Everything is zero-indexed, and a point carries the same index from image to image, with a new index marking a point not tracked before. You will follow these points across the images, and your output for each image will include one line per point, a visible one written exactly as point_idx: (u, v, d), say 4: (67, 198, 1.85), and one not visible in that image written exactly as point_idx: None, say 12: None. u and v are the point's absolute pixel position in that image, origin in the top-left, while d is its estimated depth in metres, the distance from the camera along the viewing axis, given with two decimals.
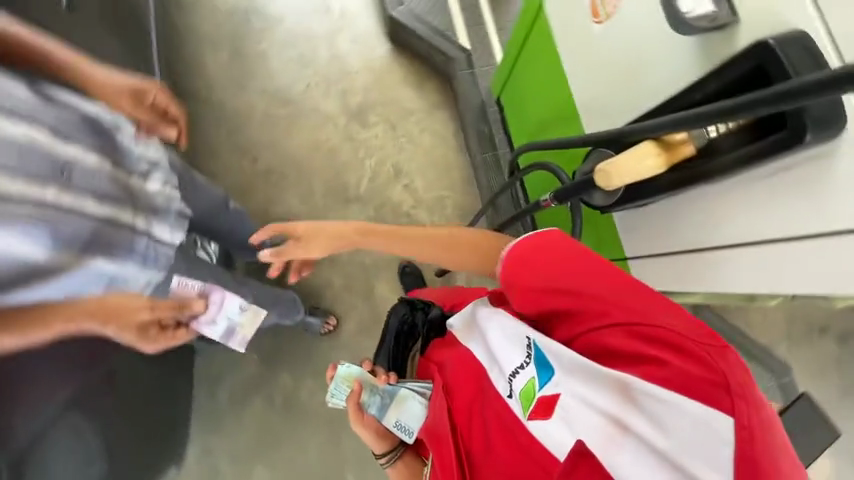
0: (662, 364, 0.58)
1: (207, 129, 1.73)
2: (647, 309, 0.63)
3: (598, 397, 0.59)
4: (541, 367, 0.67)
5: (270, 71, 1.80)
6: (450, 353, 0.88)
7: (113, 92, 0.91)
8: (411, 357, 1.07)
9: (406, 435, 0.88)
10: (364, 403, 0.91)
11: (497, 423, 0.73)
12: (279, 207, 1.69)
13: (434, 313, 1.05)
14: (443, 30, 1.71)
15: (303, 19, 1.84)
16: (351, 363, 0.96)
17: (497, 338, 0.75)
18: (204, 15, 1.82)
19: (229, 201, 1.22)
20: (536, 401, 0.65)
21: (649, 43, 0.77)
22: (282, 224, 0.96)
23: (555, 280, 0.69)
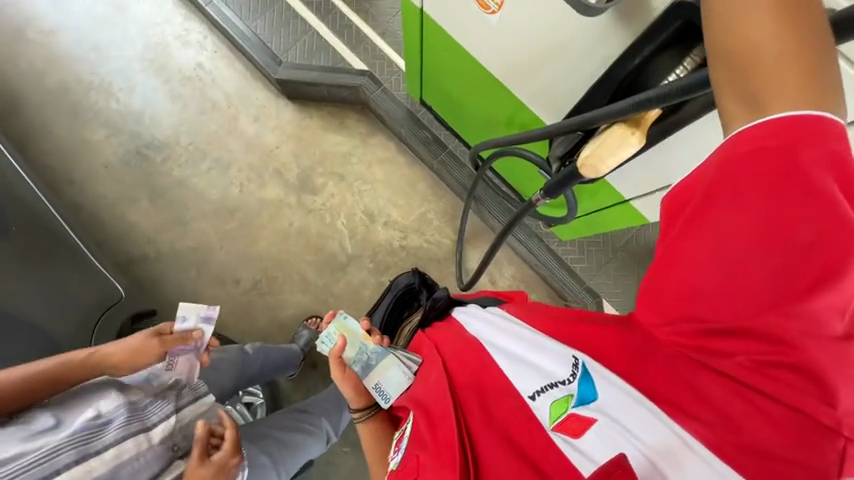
0: (745, 436, 0.53)
1: (175, 279, 1.65)
2: (779, 374, 0.54)
3: (647, 433, 0.55)
4: (583, 382, 0.61)
5: (198, 191, 1.71)
6: (455, 337, 0.74)
7: (135, 349, 0.88)
8: (401, 327, 1.06)
9: (383, 402, 0.74)
10: (349, 359, 0.82)
11: (512, 412, 0.61)
12: (285, 309, 1.65)
13: (441, 294, 0.90)
14: (333, 64, 1.64)
15: (197, 126, 1.74)
16: (350, 317, 0.87)
17: (522, 345, 0.68)
18: (102, 177, 1.71)
19: (245, 347, 1.18)
20: (566, 415, 0.59)
21: (556, 24, 0.71)
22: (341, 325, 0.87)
23: (711, 273, 0.55)
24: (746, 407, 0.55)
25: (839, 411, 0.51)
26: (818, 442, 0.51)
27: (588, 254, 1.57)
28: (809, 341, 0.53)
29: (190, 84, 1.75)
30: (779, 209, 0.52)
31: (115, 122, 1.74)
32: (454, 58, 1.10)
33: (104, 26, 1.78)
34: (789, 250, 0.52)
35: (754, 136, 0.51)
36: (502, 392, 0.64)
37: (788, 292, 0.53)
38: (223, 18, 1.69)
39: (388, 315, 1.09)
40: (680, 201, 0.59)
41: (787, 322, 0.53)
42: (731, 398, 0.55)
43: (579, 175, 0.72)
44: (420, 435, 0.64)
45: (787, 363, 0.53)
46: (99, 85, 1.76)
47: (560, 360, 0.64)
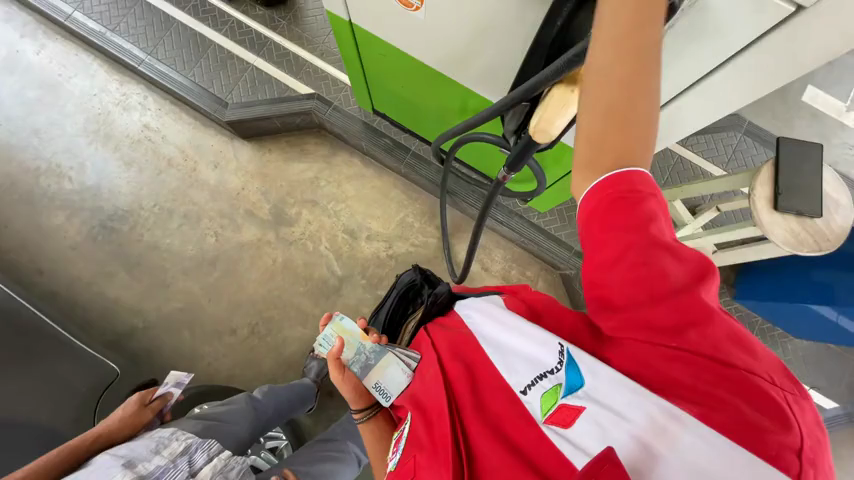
0: (725, 407, 0.49)
1: (169, 343, 1.61)
2: (721, 336, 0.52)
3: (634, 411, 0.51)
4: (569, 369, 0.58)
5: (173, 251, 1.67)
6: (453, 333, 0.70)
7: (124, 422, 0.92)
8: (404, 323, 1.05)
9: (384, 401, 0.71)
10: (347, 360, 0.80)
11: (506, 408, 0.59)
12: (289, 345, 1.62)
13: (442, 290, 0.89)
14: (279, 94, 1.64)
15: (158, 187, 1.71)
16: (346, 317, 0.86)
17: (512, 332, 0.65)
18: (72, 259, 1.66)
19: (253, 393, 1.12)
20: (558, 406, 0.56)
21: (479, 4, 0.72)
22: (338, 326, 0.86)
23: (628, 277, 0.53)
24: (714, 381, 0.51)
25: (761, 364, 0.52)
26: (772, 398, 0.49)
27: (569, 219, 1.59)
28: (719, 313, 0.54)
29: (140, 147, 1.72)
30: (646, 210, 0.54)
31: (72, 202, 1.70)
32: (393, 60, 1.11)
33: (39, 109, 1.74)
34: (669, 248, 0.53)
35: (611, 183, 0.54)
36: (494, 385, 0.62)
37: (688, 278, 0.53)
38: (159, 75, 1.67)
39: (392, 312, 1.09)
40: (596, 216, 0.56)
41: (704, 300, 0.52)
42: (696, 374, 0.51)
43: (535, 142, 0.71)
44: (418, 435, 0.63)
45: (718, 341, 0.52)
46: (48, 168, 1.71)
47: (549, 348, 0.61)
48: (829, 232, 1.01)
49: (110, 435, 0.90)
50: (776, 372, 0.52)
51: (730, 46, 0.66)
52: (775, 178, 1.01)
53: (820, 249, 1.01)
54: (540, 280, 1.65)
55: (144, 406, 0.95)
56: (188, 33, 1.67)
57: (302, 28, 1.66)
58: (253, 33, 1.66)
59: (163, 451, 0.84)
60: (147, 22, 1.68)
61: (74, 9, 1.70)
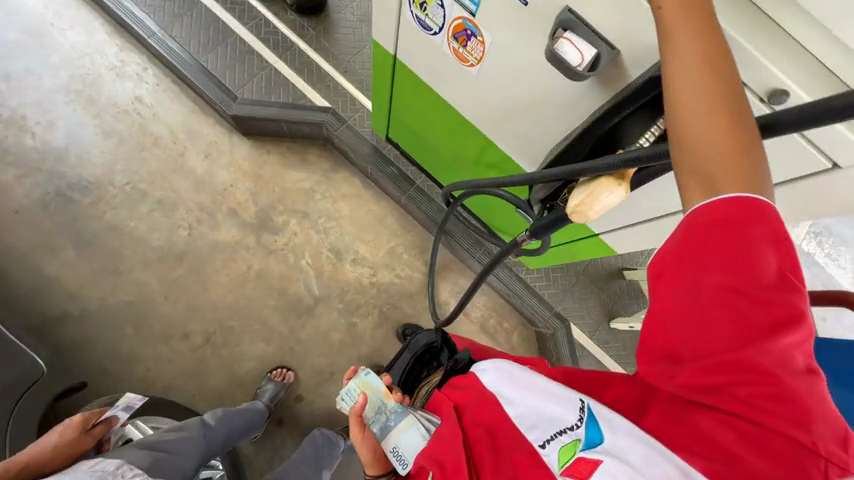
0: (744, 468, 0.47)
1: (107, 339, 1.42)
2: (776, 399, 0.47)
3: (652, 469, 0.49)
4: (590, 426, 0.55)
5: (135, 236, 1.51)
6: (467, 388, 0.65)
7: (61, 448, 0.84)
8: (418, 386, 1.01)
9: (400, 468, 0.68)
10: (368, 418, 0.75)
11: (522, 462, 0.55)
12: (245, 362, 1.49)
13: (462, 357, 0.86)
14: (293, 100, 1.60)
15: (135, 165, 1.56)
16: (373, 372, 0.80)
17: (533, 392, 0.60)
18: (12, 224, 1.45)
19: (205, 417, 1.01)
20: (576, 459, 0.53)
21: (538, 83, 0.75)
22: (361, 379, 0.81)
23: (681, 319, 0.49)
24: (740, 439, 0.48)
25: (815, 432, 0.46)
26: (808, 470, 0.45)
27: (553, 280, 1.64)
28: (785, 372, 0.47)
29: (126, 119, 1.59)
30: (737, 240, 0.46)
31: (29, 161, 1.51)
32: (430, 103, 1.11)
33: (16, 53, 1.57)
34: (744, 292, 0.47)
35: (706, 213, 0.48)
36: (509, 442, 0.57)
37: (755, 329, 0.47)
38: (168, 51, 1.58)
39: (406, 373, 1.04)
40: (664, 257, 0.52)
41: (763, 354, 0.47)
42: (722, 432, 0.49)
43: (567, 218, 0.74)
44: None
45: (766, 403, 0.47)
46: (9, 119, 1.52)
47: (568, 404, 0.58)
48: None
49: (40, 464, 0.81)
50: (831, 441, 0.46)
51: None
52: None
53: None
54: (516, 334, 1.66)
55: (84, 432, 0.88)
56: (210, 18, 1.61)
57: (330, 42, 1.65)
58: (279, 34, 1.63)
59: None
60: None
61: None
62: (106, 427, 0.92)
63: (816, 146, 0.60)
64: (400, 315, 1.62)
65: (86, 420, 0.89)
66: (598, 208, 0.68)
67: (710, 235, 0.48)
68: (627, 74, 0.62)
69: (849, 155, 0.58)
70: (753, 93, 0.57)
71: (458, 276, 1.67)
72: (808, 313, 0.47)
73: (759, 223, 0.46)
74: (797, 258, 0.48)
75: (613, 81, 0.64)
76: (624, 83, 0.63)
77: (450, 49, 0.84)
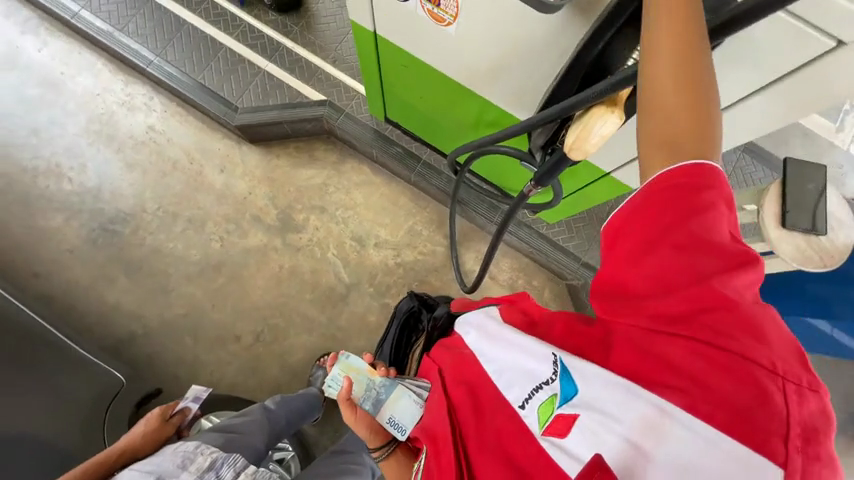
0: (710, 393, 0.46)
1: (170, 351, 1.57)
2: (737, 322, 0.49)
3: (627, 414, 0.49)
4: (564, 379, 0.55)
5: (175, 256, 1.64)
6: (452, 352, 0.70)
7: (150, 437, 0.97)
8: (410, 352, 1.05)
9: (399, 435, 0.72)
10: (358, 399, 0.81)
11: (505, 426, 0.57)
12: (294, 353, 1.60)
13: (442, 314, 0.94)
14: (291, 99, 1.63)
15: (162, 190, 1.67)
16: (353, 355, 0.89)
17: (508, 350, 0.62)
18: (70, 263, 1.61)
19: (266, 403, 1.11)
20: (552, 417, 0.54)
21: (516, 26, 0.73)
22: (346, 364, 0.88)
23: (647, 257, 0.54)
24: (709, 364, 0.47)
25: (774, 354, 0.47)
26: (769, 388, 0.45)
27: (577, 231, 1.62)
28: (742, 299, 0.50)
29: (145, 149, 1.69)
30: (686, 191, 0.53)
31: (72, 204, 1.65)
32: (419, 76, 1.11)
33: (39, 107, 1.69)
34: (692, 233, 0.52)
35: (668, 176, 0.54)
36: (492, 406, 0.60)
37: (707, 261, 0.51)
38: (167, 76, 1.65)
39: (396, 343, 1.09)
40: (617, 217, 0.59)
41: (724, 286, 0.50)
42: (688, 357, 0.48)
43: (567, 157, 0.74)
44: (428, 467, 0.63)
45: (729, 325, 0.48)
46: (47, 168, 1.67)
47: (541, 358, 0.59)
48: (833, 250, 1.05)
49: (134, 451, 0.94)
50: (790, 363, 0.47)
51: (769, 75, 0.69)
52: (784, 198, 1.06)
53: (824, 265, 1.05)
54: (546, 290, 1.67)
55: (165, 421, 1.02)
56: (198, 36, 1.66)
57: (315, 35, 1.66)
58: (265, 38, 1.66)
59: (189, 466, 0.82)
60: (156, 24, 1.66)
61: (81, 7, 1.67)
62: (184, 417, 1.06)
63: (815, 25, 0.60)
64: (429, 289, 1.67)
65: (165, 411, 1.02)
66: (603, 136, 0.67)
67: (660, 187, 0.55)
68: None
69: (849, 31, 0.58)
70: None
71: (479, 243, 1.68)
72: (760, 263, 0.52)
73: (705, 179, 0.53)
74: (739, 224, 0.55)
75: (590, 5, 0.62)
76: (601, 5, 0.61)
77: (424, 10, 0.83)
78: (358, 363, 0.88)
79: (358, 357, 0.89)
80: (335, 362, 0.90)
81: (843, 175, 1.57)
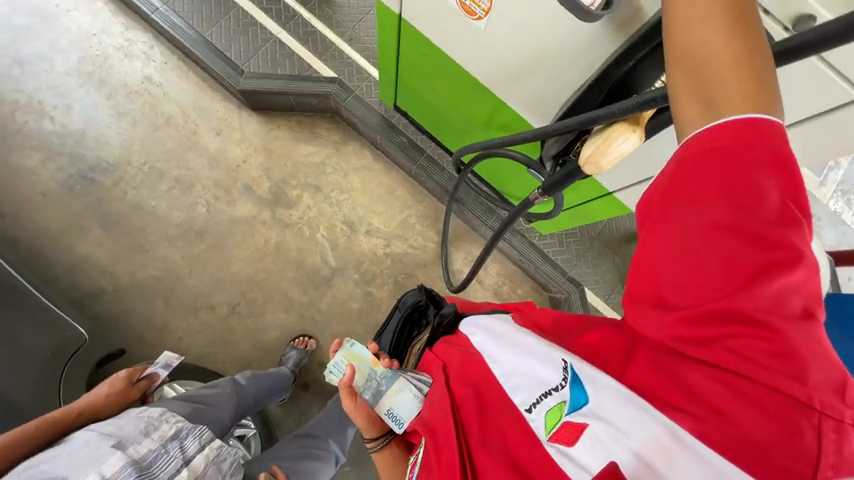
0: (731, 424, 0.46)
1: (138, 312, 1.50)
2: (770, 348, 0.46)
3: (637, 430, 0.48)
4: (574, 387, 0.55)
5: (157, 215, 1.57)
6: (460, 351, 0.69)
7: (112, 399, 0.92)
8: (411, 345, 1.04)
9: (397, 429, 0.71)
10: (359, 387, 0.79)
11: (513, 429, 0.55)
12: (269, 331, 1.56)
13: (448, 311, 0.89)
14: (301, 72, 1.59)
15: (151, 144, 1.60)
16: (358, 343, 0.84)
17: (521, 353, 0.61)
18: (40, 207, 1.52)
19: (237, 377, 1.07)
20: (560, 424, 0.53)
21: (549, 31, 0.72)
22: (349, 353, 0.84)
23: (671, 266, 0.51)
24: (730, 394, 0.48)
25: (811, 386, 0.45)
26: (797, 425, 0.44)
27: (567, 245, 1.64)
28: (782, 319, 0.47)
29: (138, 99, 1.61)
30: (732, 178, 0.49)
31: (51, 145, 1.55)
32: (437, 69, 1.10)
33: (27, 37, 1.58)
34: (739, 237, 0.48)
35: (707, 138, 0.50)
36: (499, 406, 0.59)
37: (749, 275, 0.48)
38: (173, 27, 1.57)
39: (397, 335, 1.08)
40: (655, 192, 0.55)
41: (757, 300, 0.48)
42: (708, 384, 0.49)
43: (581, 171, 0.75)
44: (427, 460, 0.59)
45: (761, 352, 0.47)
46: (27, 103, 1.56)
47: (551, 364, 0.58)
48: None
49: (95, 411, 0.89)
50: (827, 394, 0.45)
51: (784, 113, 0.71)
52: None
53: None
54: (529, 299, 1.68)
55: (130, 385, 0.97)
56: None
57: (334, 10, 1.62)
58: (282, 4, 1.60)
59: (153, 433, 0.78)
60: None
61: None
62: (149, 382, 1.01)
63: (840, 74, 0.61)
64: (414, 284, 1.66)
65: (131, 375, 0.97)
66: (621, 155, 0.68)
67: (706, 159, 0.50)
68: (643, 12, 0.60)
69: None
70: (778, 23, 0.60)
71: (471, 245, 1.69)
72: (806, 253, 0.48)
73: (755, 146, 0.48)
74: (800, 182, 0.49)
75: (628, 22, 0.62)
76: (639, 22, 0.61)
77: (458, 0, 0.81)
78: (362, 352, 0.84)
79: (362, 346, 0.85)
80: (336, 347, 0.87)
81: (820, 227, 1.64)
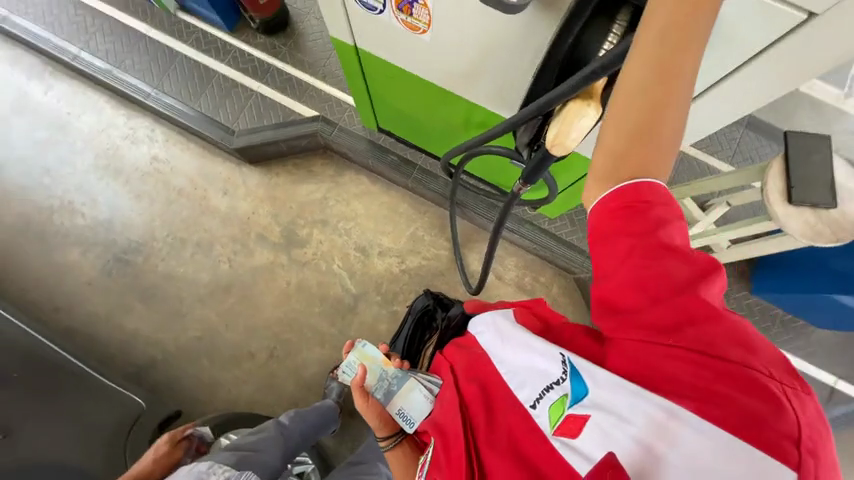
0: (717, 401, 0.47)
1: (188, 372, 1.61)
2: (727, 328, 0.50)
3: (635, 415, 0.49)
4: (574, 380, 0.56)
5: (187, 280, 1.68)
6: (465, 352, 0.70)
7: (158, 458, 1.00)
8: (422, 349, 1.05)
9: (408, 428, 0.72)
10: (370, 387, 0.83)
11: (517, 425, 0.57)
12: (308, 367, 1.62)
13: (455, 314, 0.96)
14: (287, 118, 1.67)
15: (169, 216, 1.73)
16: (368, 344, 0.90)
17: (522, 349, 0.62)
18: (89, 294, 1.68)
19: (280, 419, 1.12)
20: (565, 417, 0.54)
21: (487, 28, 0.74)
22: (362, 354, 0.90)
23: (622, 273, 0.54)
24: (709, 371, 0.48)
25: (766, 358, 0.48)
26: (771, 393, 0.46)
27: (580, 223, 1.60)
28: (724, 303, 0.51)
29: (150, 179, 1.75)
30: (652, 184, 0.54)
31: (87, 237, 1.72)
32: (404, 86, 1.13)
33: (50, 148, 1.77)
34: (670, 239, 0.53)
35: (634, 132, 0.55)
36: (506, 406, 0.60)
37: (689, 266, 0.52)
38: (167, 107, 1.70)
39: (409, 340, 1.09)
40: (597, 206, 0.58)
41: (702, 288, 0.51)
42: (692, 371, 0.49)
43: (550, 154, 0.74)
44: (437, 458, 0.63)
45: (720, 331, 0.49)
46: (61, 206, 1.74)
47: (550, 357, 0.59)
48: (846, 221, 1.01)
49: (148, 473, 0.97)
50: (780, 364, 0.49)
51: (746, 51, 0.69)
52: (788, 175, 1.02)
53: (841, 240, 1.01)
54: (554, 285, 1.65)
55: (174, 445, 1.05)
56: (192, 65, 1.71)
57: (304, 53, 1.69)
58: (256, 60, 1.70)
59: None
60: (152, 57, 1.72)
61: (81, 49, 1.75)
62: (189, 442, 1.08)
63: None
64: None
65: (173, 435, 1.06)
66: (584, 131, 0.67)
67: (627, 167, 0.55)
68: None
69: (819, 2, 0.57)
70: None
71: (482, 244, 1.68)
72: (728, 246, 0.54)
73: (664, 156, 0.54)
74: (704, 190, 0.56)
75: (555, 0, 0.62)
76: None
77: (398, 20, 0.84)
78: (372, 354, 0.90)
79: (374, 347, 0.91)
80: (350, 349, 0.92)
81: None
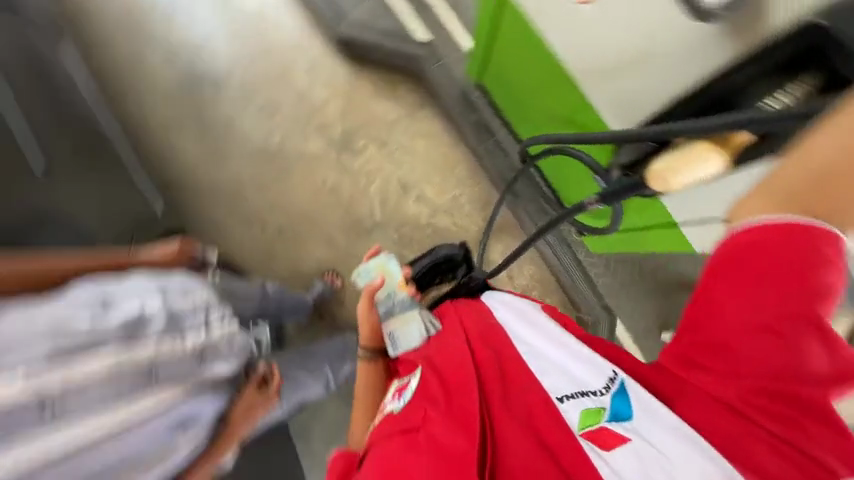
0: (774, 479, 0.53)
1: (204, 211, 1.69)
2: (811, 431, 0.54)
3: (686, 463, 0.53)
4: (618, 400, 0.60)
5: (241, 131, 1.73)
6: (480, 321, 0.74)
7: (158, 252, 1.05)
8: (430, 289, 1.14)
9: (390, 347, 0.82)
10: (378, 299, 0.95)
11: (538, 403, 0.59)
12: (306, 261, 1.68)
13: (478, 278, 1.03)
14: (401, 31, 1.64)
15: (252, 67, 1.74)
16: (391, 261, 1.07)
17: (554, 344, 0.69)
18: (152, 99, 1.74)
19: (267, 285, 1.19)
20: (597, 427, 0.57)
21: (661, 27, 0.75)
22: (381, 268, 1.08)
23: (734, 333, 0.59)
24: (776, 455, 0.54)
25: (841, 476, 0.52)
26: None
27: (614, 270, 1.53)
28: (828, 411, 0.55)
29: (252, 24, 1.75)
30: (799, 277, 0.57)
31: (174, 49, 1.76)
32: (536, 60, 1.10)
33: None
34: (808, 327, 0.57)
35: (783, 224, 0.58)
36: (524, 388, 0.62)
37: (810, 363, 0.56)
38: None
39: (422, 275, 1.17)
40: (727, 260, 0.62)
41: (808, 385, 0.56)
42: (761, 445, 0.55)
43: (644, 185, 0.71)
44: (431, 395, 0.63)
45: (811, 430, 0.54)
46: (165, 9, 1.77)
47: (594, 371, 0.64)
48: None
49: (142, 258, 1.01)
50: None
51: None
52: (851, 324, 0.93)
53: None
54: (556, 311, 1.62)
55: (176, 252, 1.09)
56: None
57: None
58: None
59: (186, 295, 0.83)
60: None
61: None
62: None
63: None
64: None
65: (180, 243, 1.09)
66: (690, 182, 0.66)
67: (779, 252, 0.58)
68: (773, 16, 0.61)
69: None
70: None
71: (513, 241, 1.66)
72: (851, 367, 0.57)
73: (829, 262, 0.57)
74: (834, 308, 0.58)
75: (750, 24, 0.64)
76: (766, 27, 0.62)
77: None
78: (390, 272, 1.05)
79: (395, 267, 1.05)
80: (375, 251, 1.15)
81: None
